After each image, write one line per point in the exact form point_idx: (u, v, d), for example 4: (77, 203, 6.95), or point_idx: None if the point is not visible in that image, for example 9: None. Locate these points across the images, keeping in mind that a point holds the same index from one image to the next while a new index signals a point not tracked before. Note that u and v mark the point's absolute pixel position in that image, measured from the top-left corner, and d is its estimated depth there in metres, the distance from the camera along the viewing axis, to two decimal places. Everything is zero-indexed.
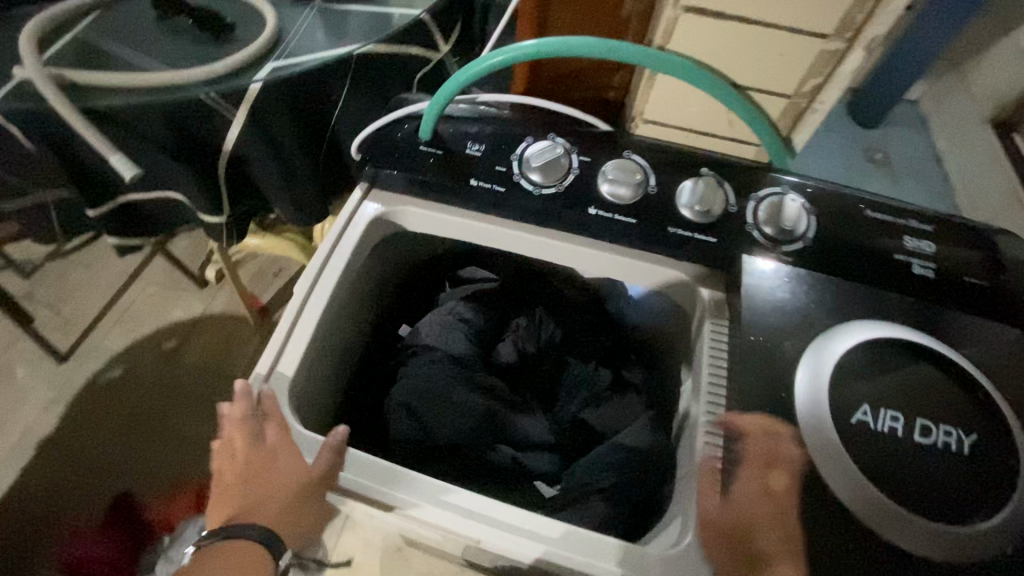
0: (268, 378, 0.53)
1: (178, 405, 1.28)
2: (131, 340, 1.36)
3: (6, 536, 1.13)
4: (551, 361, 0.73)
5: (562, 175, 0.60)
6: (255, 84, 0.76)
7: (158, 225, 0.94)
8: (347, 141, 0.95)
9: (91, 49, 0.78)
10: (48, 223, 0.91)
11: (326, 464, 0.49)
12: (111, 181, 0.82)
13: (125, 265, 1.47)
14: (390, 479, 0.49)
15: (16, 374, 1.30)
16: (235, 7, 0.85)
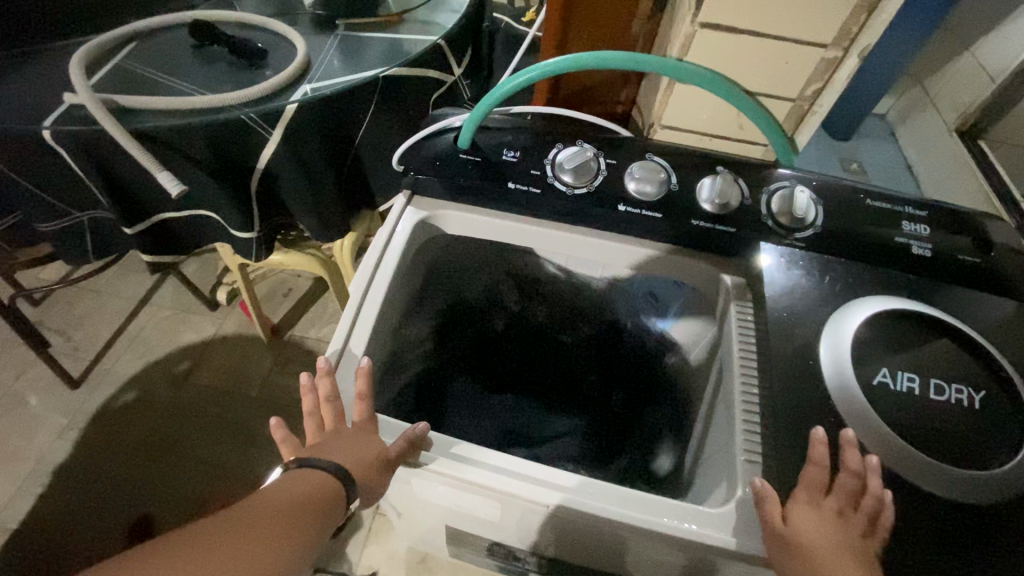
0: (341, 364, 0.57)
1: (193, 425, 1.28)
2: (145, 363, 1.36)
3: (19, 565, 1.11)
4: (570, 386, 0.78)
5: (592, 176, 0.66)
6: (291, 105, 0.81)
7: (188, 242, 0.97)
8: (370, 161, 0.99)
9: (133, 75, 0.82)
10: (81, 243, 0.94)
11: (398, 450, 0.52)
12: (148, 199, 0.86)
13: (135, 289, 1.49)
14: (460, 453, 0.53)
15: (28, 402, 1.30)
16: (266, 36, 0.91)
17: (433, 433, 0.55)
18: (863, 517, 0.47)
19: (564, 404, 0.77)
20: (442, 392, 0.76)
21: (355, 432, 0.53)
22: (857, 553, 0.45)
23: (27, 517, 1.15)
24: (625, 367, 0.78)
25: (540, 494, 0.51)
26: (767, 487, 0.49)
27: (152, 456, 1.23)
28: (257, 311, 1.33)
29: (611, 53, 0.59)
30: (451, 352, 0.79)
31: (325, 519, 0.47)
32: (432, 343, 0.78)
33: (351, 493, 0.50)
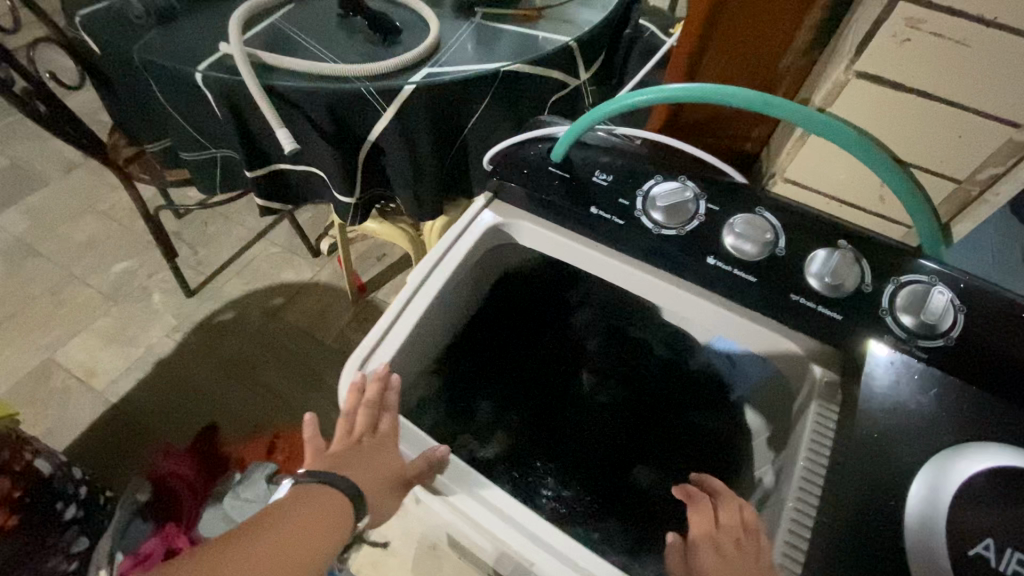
0: (372, 364, 0.58)
1: (271, 356, 1.43)
2: (249, 289, 1.55)
3: (110, 435, 1.29)
4: (605, 430, 0.72)
5: (686, 219, 0.59)
6: (408, 87, 0.83)
7: (297, 195, 1.05)
8: (474, 152, 1.00)
9: (282, 35, 0.90)
10: (212, 176, 1.05)
11: (423, 465, 0.54)
12: (270, 151, 0.94)
13: (256, 224, 1.68)
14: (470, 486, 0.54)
15: (152, 298, 1.52)
16: (405, 15, 0.95)
17: (455, 458, 0.55)
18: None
19: (588, 443, 0.71)
20: (471, 395, 0.73)
21: (375, 450, 0.56)
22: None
23: (126, 395, 1.34)
24: (671, 435, 0.71)
25: (536, 555, 0.52)
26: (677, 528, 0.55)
27: (233, 374, 1.38)
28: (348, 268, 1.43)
29: (737, 90, 0.52)
30: (496, 351, 0.76)
31: (329, 541, 0.52)
32: (483, 338, 0.76)
33: (358, 505, 0.54)
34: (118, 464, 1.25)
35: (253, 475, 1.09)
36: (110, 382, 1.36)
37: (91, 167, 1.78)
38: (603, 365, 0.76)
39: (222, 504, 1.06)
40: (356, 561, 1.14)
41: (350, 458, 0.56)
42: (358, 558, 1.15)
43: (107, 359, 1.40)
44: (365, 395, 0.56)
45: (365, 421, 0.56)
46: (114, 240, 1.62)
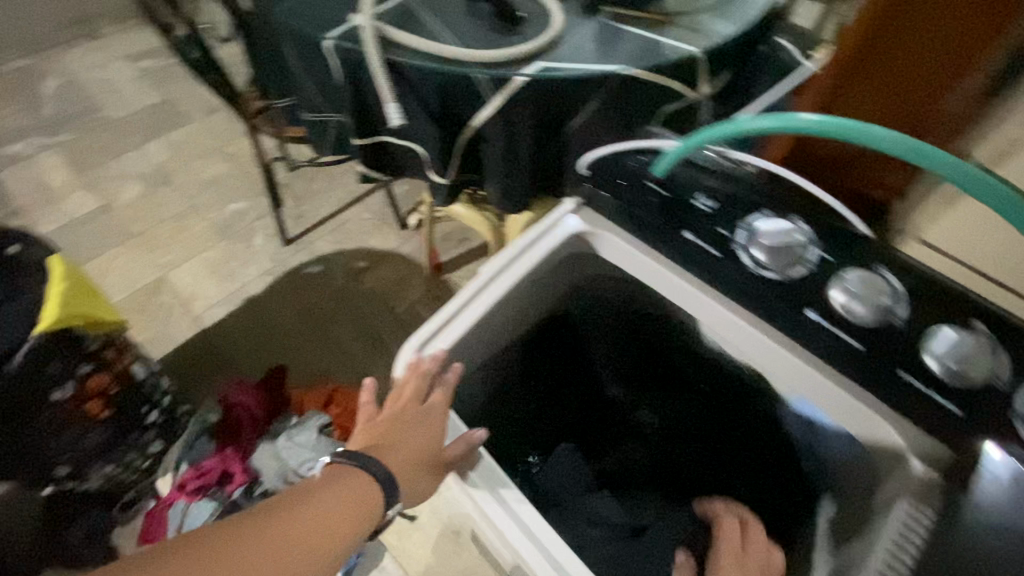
0: (432, 349, 0.59)
1: (346, 314, 1.51)
2: (338, 248, 1.65)
3: (197, 356, 1.42)
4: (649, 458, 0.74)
5: (790, 264, 0.53)
6: (520, 78, 0.84)
7: (394, 168, 1.08)
8: (574, 154, 0.98)
9: (411, 12, 0.92)
10: (323, 139, 1.12)
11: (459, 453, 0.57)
12: (379, 122, 0.98)
13: (355, 189, 1.78)
14: (498, 487, 0.58)
15: (254, 241, 1.65)
16: (532, 5, 0.94)
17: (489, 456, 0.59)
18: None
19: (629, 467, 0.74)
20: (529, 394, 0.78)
21: (414, 427, 0.56)
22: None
23: (216, 323, 1.47)
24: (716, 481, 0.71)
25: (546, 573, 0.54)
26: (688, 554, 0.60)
27: (309, 324, 1.48)
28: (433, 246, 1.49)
29: (884, 129, 0.46)
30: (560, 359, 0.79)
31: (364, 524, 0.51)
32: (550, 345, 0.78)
33: (388, 486, 0.53)
34: (198, 384, 1.38)
35: (307, 423, 1.15)
36: (207, 307, 1.50)
37: (228, 113, 1.97)
38: (658, 397, 0.76)
39: (275, 442, 1.12)
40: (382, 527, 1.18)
41: (393, 431, 0.56)
42: (385, 525, 1.19)
43: (207, 287, 1.54)
44: (416, 373, 0.58)
45: (413, 397, 0.57)
46: (233, 182, 1.79)
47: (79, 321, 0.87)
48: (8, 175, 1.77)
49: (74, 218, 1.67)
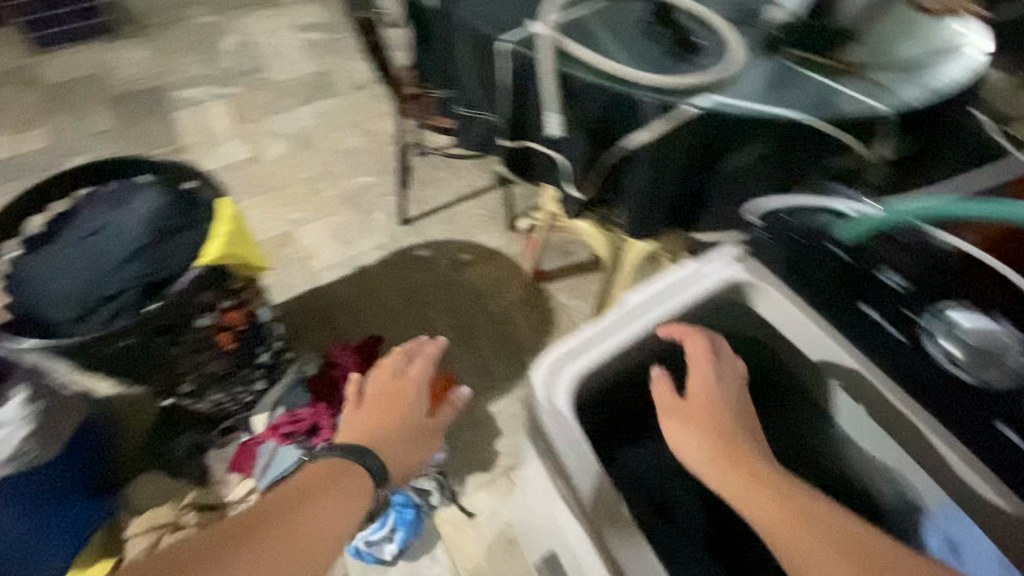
0: (568, 353, 0.65)
1: (444, 302, 1.56)
2: (448, 237, 1.71)
3: (306, 309, 1.53)
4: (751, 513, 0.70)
5: (991, 364, 0.53)
6: (687, 108, 0.82)
7: (531, 173, 1.10)
8: (719, 191, 0.96)
9: (589, 25, 0.94)
10: (469, 134, 1.16)
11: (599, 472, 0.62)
12: (530, 127, 1.00)
13: (475, 184, 1.84)
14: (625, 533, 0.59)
15: (375, 215, 1.75)
16: (712, 36, 0.93)
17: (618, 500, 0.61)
18: (764, 470, 0.54)
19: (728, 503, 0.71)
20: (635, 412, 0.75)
21: (394, 401, 0.77)
22: (769, 493, 0.52)
23: (328, 284, 1.58)
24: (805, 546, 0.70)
25: None
26: (664, 378, 0.63)
27: (410, 303, 1.55)
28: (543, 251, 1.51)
29: None
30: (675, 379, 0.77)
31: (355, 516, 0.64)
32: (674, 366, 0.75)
33: None
34: (303, 335, 1.48)
35: None
36: (323, 267, 1.61)
37: (373, 92, 2.11)
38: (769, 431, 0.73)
39: None
40: (439, 515, 1.21)
41: (379, 404, 0.77)
42: (442, 514, 1.21)
43: (327, 249, 1.66)
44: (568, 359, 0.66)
45: (393, 377, 0.80)
46: (367, 156, 1.91)
47: (233, 260, 0.93)
48: (183, 115, 2.00)
49: (228, 163, 1.86)
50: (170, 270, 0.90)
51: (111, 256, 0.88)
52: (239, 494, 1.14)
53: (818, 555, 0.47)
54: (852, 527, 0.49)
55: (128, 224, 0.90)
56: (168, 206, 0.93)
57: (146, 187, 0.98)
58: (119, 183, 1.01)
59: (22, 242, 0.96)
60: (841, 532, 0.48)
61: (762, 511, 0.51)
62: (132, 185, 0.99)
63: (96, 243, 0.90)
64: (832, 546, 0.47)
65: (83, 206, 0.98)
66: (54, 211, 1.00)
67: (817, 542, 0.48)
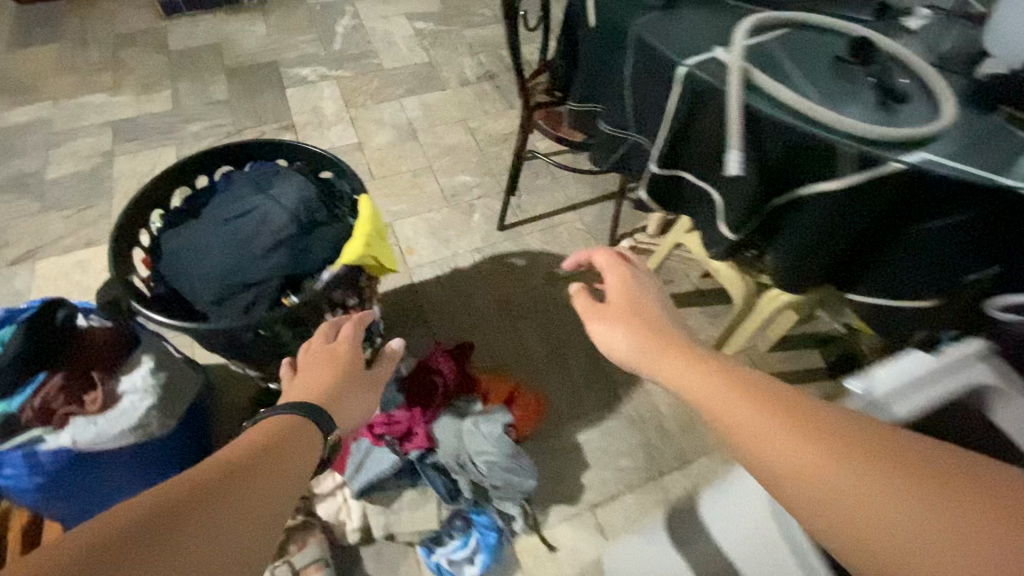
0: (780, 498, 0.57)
1: (537, 317, 1.52)
2: (545, 249, 1.66)
3: (398, 305, 1.51)
4: None
5: None
6: (893, 164, 0.74)
7: (675, 204, 1.03)
8: (896, 255, 0.86)
9: (774, 56, 0.86)
10: (609, 154, 1.10)
11: None
12: (690, 158, 0.93)
13: (575, 197, 1.79)
14: None
15: (472, 216, 1.72)
16: (915, 84, 0.83)
17: None
18: (751, 375, 0.49)
19: None
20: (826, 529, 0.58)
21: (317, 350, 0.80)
22: (736, 386, 0.47)
23: (422, 282, 1.56)
24: None
25: None
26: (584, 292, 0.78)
27: (502, 313, 1.51)
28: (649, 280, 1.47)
29: None
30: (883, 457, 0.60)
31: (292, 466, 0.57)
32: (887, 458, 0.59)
33: None
34: (394, 331, 1.46)
35: (493, 415, 1.16)
36: (418, 264, 1.59)
37: (478, 91, 2.08)
38: None
39: (461, 420, 1.15)
40: (520, 541, 1.17)
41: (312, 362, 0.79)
42: (524, 541, 1.17)
43: (423, 246, 1.64)
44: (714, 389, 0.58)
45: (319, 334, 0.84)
46: (469, 154, 1.88)
47: (369, 261, 0.89)
48: (295, 92, 2.03)
49: (334, 146, 1.87)
50: (313, 261, 0.88)
51: (256, 238, 0.86)
52: (328, 488, 1.13)
53: (777, 440, 0.41)
54: (858, 420, 0.40)
55: (276, 207, 0.88)
56: (315, 196, 0.91)
57: (290, 174, 0.97)
58: (261, 168, 1.01)
59: (162, 215, 0.96)
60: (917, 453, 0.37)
61: (707, 392, 0.49)
62: (276, 170, 0.98)
63: (241, 224, 0.88)
64: (781, 418, 0.42)
65: (225, 186, 0.98)
66: (195, 189, 1.00)
67: (783, 424, 0.41)
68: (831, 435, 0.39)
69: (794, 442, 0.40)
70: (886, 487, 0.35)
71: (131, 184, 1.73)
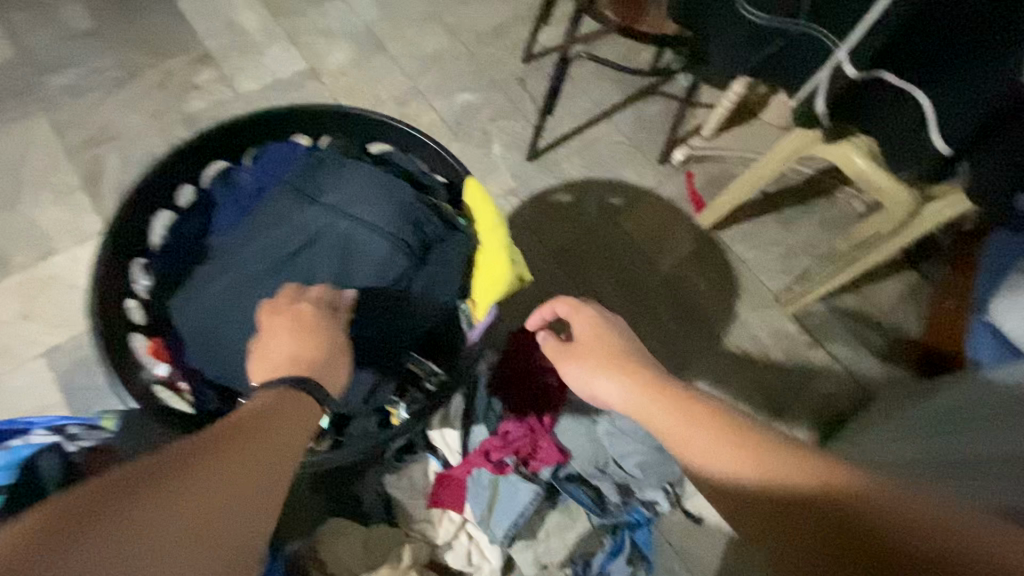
0: None
1: (606, 262, 1.28)
2: (589, 175, 1.36)
3: None
4: None
5: None
6: None
7: (845, 119, 0.80)
8: None
9: None
10: (745, 57, 0.81)
11: None
12: (913, 50, 0.70)
13: (607, 98, 1.44)
14: None
15: (491, 147, 1.37)
16: None
17: None
18: (719, 417, 0.50)
19: None
20: None
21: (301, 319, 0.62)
22: (693, 420, 0.51)
23: None
24: None
25: None
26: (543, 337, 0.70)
27: (566, 268, 1.27)
28: (725, 208, 1.23)
29: None
30: None
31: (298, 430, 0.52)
32: None
33: None
34: None
35: None
36: None
37: None
38: None
39: (595, 420, 0.97)
40: (664, 524, 1.05)
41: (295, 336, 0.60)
42: (670, 521, 1.05)
43: None
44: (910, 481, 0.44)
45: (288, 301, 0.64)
46: (458, 63, 1.45)
47: (509, 266, 0.73)
48: (190, 6, 1.44)
49: (276, 80, 1.38)
50: (434, 288, 0.74)
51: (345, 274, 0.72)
52: (450, 534, 0.93)
53: (703, 455, 0.48)
54: (798, 456, 0.44)
55: (365, 232, 0.71)
56: (414, 203, 0.75)
57: (337, 168, 0.76)
58: (278, 161, 0.78)
59: (156, 257, 0.75)
60: (700, 408, 0.51)
61: (665, 420, 0.52)
62: (309, 163, 0.76)
63: (314, 257, 0.71)
64: (651, 395, 0.55)
65: (240, 199, 0.78)
66: (181, 209, 0.77)
67: (719, 453, 0.47)
68: (769, 489, 0.43)
69: (733, 475, 0.46)
70: (704, 438, 0.49)
71: (8, 183, 1.23)
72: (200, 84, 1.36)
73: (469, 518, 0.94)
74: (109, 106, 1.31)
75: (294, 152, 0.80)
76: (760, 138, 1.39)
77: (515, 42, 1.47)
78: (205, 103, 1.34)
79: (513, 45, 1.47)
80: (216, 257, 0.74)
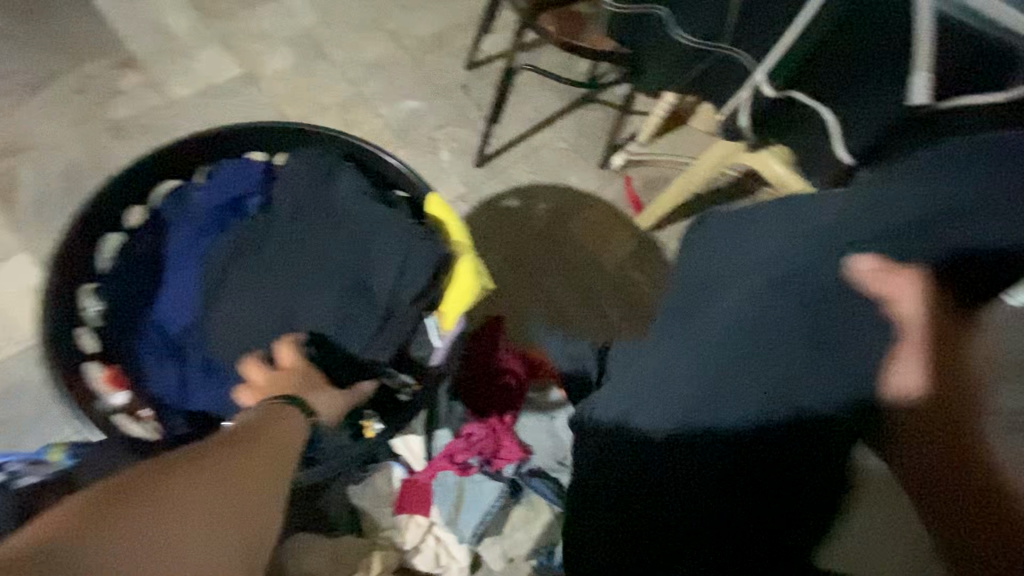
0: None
1: (554, 263, 1.34)
2: (535, 180, 1.41)
3: None
4: None
5: None
6: None
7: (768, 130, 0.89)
8: None
9: None
10: (681, 74, 0.89)
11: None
12: (818, 71, 0.79)
13: (549, 106, 1.49)
14: None
15: (438, 154, 1.38)
16: None
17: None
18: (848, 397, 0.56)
19: None
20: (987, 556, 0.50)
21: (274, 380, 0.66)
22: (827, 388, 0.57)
23: None
24: None
25: None
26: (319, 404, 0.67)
27: (516, 270, 1.31)
28: (663, 209, 1.31)
29: None
30: None
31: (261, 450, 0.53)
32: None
33: None
34: None
35: None
36: None
37: None
38: None
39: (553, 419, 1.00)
40: None
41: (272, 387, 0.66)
42: None
43: None
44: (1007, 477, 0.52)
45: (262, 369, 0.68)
46: (402, 69, 1.45)
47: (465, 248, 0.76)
48: (110, 6, 1.35)
49: (210, 86, 1.33)
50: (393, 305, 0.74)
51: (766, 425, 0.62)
52: (417, 540, 0.95)
53: (920, 415, 0.57)
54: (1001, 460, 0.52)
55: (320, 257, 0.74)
56: (388, 211, 0.74)
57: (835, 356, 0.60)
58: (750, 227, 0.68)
59: (105, 281, 0.75)
60: (940, 352, 0.57)
61: (927, 326, 0.58)
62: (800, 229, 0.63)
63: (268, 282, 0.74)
64: (935, 326, 0.58)
65: (192, 218, 0.78)
66: (130, 231, 0.77)
67: (940, 409, 0.56)
68: (961, 464, 0.53)
69: (918, 432, 0.57)
70: (924, 393, 0.57)
71: None
72: (125, 89, 1.28)
73: (436, 521, 0.96)
74: (20, 113, 1.22)
75: (245, 170, 0.79)
76: (692, 144, 1.49)
77: (457, 50, 1.49)
78: (131, 110, 1.27)
79: (455, 53, 1.49)
80: (173, 280, 0.77)
